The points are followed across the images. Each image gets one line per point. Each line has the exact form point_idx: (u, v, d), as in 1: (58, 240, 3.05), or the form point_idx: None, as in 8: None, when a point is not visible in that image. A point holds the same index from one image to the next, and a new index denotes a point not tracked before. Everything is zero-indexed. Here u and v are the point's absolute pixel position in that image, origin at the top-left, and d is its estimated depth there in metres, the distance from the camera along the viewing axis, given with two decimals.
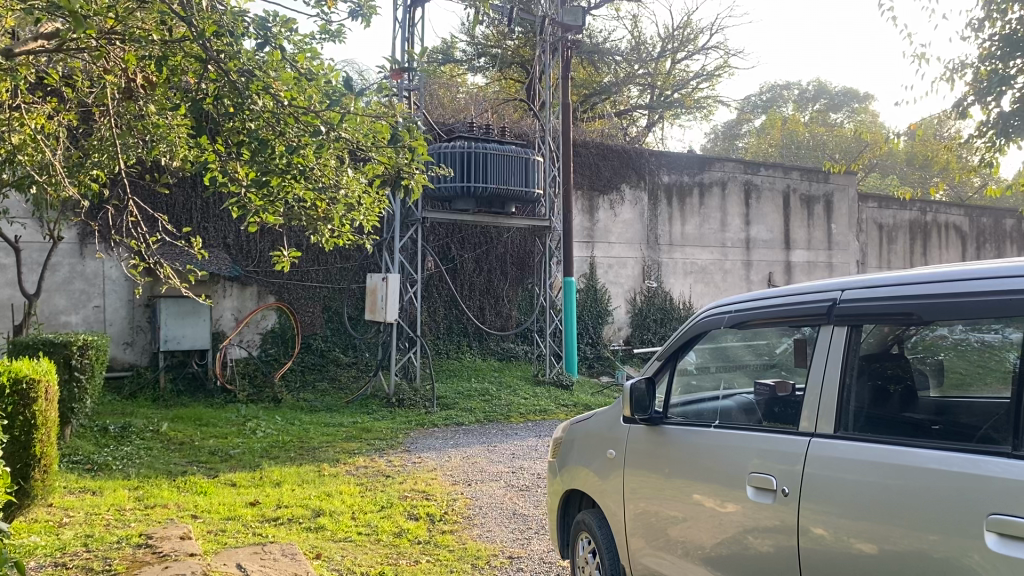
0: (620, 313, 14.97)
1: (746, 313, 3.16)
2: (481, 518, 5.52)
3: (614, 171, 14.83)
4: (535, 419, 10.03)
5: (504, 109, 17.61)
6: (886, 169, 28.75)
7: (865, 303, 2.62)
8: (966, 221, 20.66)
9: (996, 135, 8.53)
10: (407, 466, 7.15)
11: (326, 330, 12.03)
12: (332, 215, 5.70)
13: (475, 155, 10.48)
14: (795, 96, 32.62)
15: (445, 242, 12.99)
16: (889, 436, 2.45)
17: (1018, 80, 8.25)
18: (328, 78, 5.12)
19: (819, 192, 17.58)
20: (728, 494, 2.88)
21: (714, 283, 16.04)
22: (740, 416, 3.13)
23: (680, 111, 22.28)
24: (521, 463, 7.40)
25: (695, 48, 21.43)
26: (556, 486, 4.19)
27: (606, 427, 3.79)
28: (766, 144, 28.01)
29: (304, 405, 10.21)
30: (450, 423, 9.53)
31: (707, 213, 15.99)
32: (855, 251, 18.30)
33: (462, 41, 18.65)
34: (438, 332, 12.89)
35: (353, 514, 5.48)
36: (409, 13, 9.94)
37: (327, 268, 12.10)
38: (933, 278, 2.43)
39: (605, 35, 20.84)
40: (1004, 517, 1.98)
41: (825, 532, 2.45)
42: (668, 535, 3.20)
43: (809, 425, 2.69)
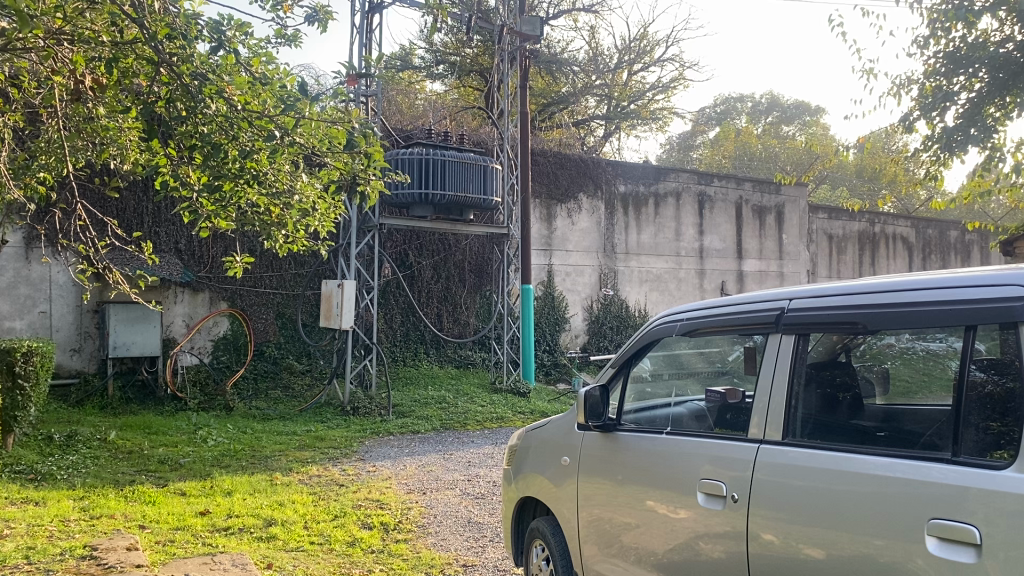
0: (577, 321, 15.05)
1: (697, 320, 3.21)
2: (436, 526, 5.50)
3: (571, 180, 14.92)
4: (492, 426, 10.02)
5: (461, 116, 17.64)
6: (837, 181, 29.32)
7: (813, 312, 2.68)
8: (912, 233, 21.16)
9: (940, 149, 8.76)
10: (362, 475, 7.09)
11: (280, 338, 11.89)
12: (285, 220, 5.71)
13: (433, 163, 10.46)
14: (748, 109, 33.17)
15: (402, 249, 12.95)
16: (836, 442, 2.50)
17: (961, 96, 8.49)
18: (283, 83, 5.21)
19: (770, 203, 17.89)
20: (680, 501, 2.91)
21: (668, 291, 16.21)
22: (692, 422, 3.18)
23: (637, 122, 22.47)
24: (476, 471, 7.39)
25: (651, 60, 21.79)
26: (511, 494, 4.19)
27: (561, 434, 3.80)
28: (720, 156, 28.40)
29: (257, 413, 10.06)
30: (406, 431, 9.48)
31: (662, 223, 16.15)
32: (806, 261, 18.63)
33: (420, 48, 18.64)
34: (395, 339, 12.81)
35: (305, 523, 5.42)
36: (366, 19, 9.90)
37: (281, 274, 11.97)
38: (879, 289, 2.48)
39: (562, 46, 20.99)
40: (945, 522, 2.04)
41: (774, 537, 2.49)
42: (621, 541, 3.22)
43: (758, 432, 2.74)
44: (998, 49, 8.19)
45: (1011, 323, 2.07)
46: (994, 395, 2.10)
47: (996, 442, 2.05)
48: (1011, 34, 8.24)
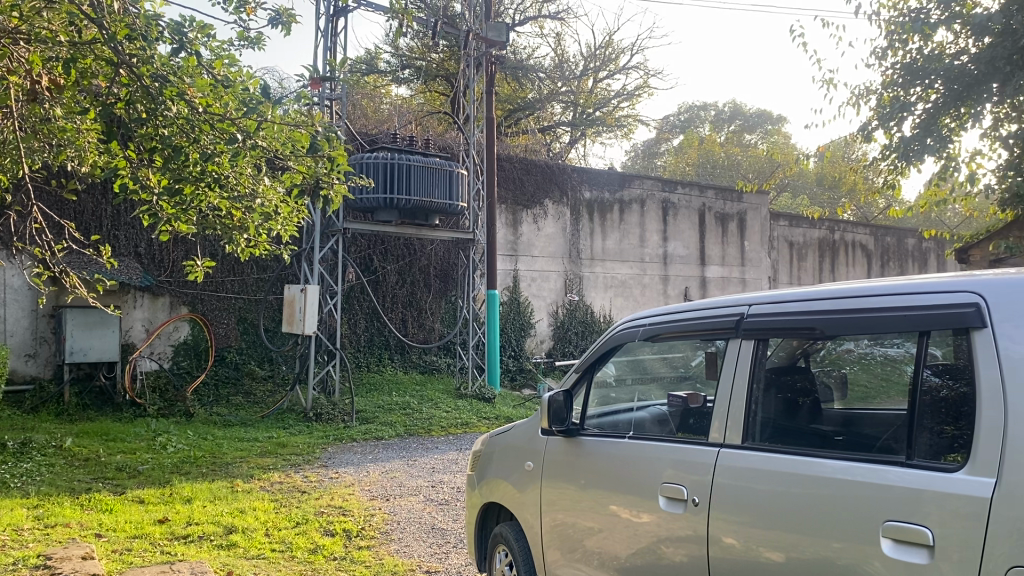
0: (542, 326, 15.08)
1: (659, 325, 3.23)
2: (399, 533, 5.47)
3: (537, 186, 14.95)
4: (456, 432, 9.99)
5: (427, 121, 17.60)
6: (798, 189, 29.73)
7: (772, 318, 2.71)
8: (871, 240, 21.51)
9: (898, 158, 8.93)
10: (324, 481, 7.03)
11: (241, 343, 11.75)
12: (247, 223, 5.65)
13: (398, 167, 10.42)
14: (712, 117, 33.57)
15: (367, 254, 12.86)
16: (794, 445, 2.54)
17: (918, 107, 8.67)
18: (245, 86, 5.12)
19: (732, 211, 18.09)
20: (642, 505, 2.93)
21: (633, 297, 16.31)
22: (652, 426, 3.20)
23: (602, 129, 22.60)
24: (440, 477, 7.36)
25: (616, 68, 21.99)
26: (474, 500, 4.18)
27: (524, 440, 3.80)
28: (684, 163, 28.65)
29: (217, 420, 9.92)
30: (370, 437, 9.42)
31: (627, 229, 16.25)
32: (767, 267, 18.86)
33: (386, 53, 18.57)
34: (359, 344, 12.72)
35: (267, 530, 5.36)
36: (331, 23, 9.85)
37: (243, 279, 11.84)
38: (837, 295, 2.53)
39: (528, 52, 21.04)
40: (899, 524, 2.08)
41: (734, 541, 2.51)
42: (584, 546, 3.23)
43: (718, 436, 2.77)
44: (954, 61, 8.35)
45: (964, 329, 2.12)
46: (947, 399, 2.14)
47: (950, 445, 2.09)
48: (964, 47, 8.44)
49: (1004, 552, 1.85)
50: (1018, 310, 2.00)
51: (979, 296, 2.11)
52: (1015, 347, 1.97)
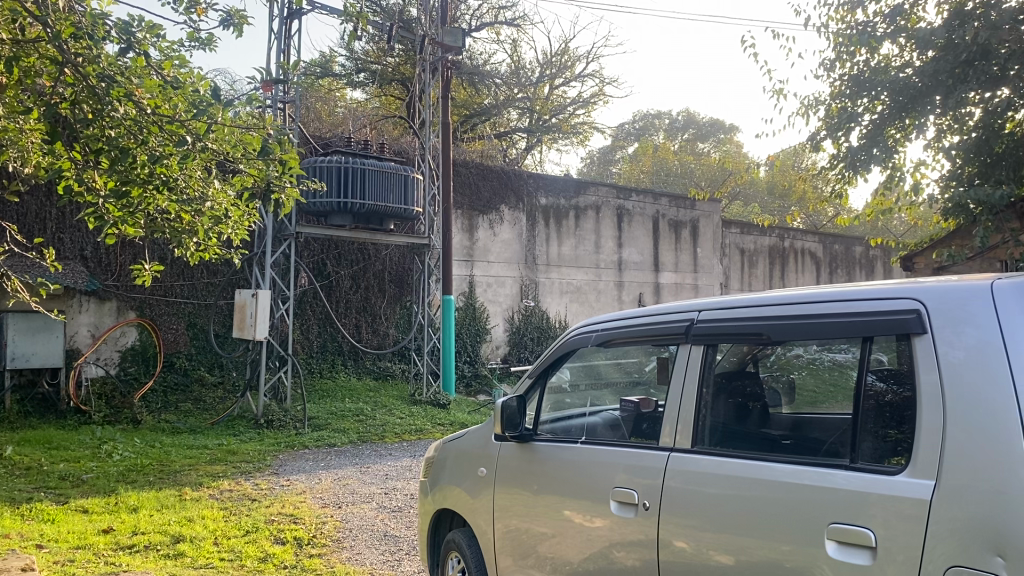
0: (497, 332, 15.08)
1: (611, 331, 3.25)
2: (351, 540, 5.42)
3: (493, 192, 14.96)
4: (410, 439, 9.93)
5: (383, 125, 17.52)
6: (749, 198, 30.20)
7: (720, 324, 2.75)
8: (820, 248, 21.92)
9: (845, 167, 9.15)
10: (275, 489, 6.93)
11: (191, 348, 11.56)
12: (196, 226, 5.62)
13: (352, 171, 10.34)
14: (665, 126, 33.93)
15: (320, 258, 12.72)
16: (743, 449, 2.57)
17: (865, 117, 8.88)
18: (195, 88, 5.05)
19: (685, 218, 18.29)
20: (595, 509, 2.94)
21: (588, 303, 16.42)
22: (606, 432, 3.24)
23: (558, 136, 22.71)
24: (394, 484, 7.31)
25: (572, 75, 22.14)
26: (427, 506, 4.16)
27: (477, 446, 3.79)
28: (638, 171, 28.92)
29: (166, 426, 9.74)
30: (322, 444, 9.32)
31: (582, 235, 16.33)
32: (719, 274, 19.10)
33: (341, 56, 18.47)
34: (312, 350, 12.60)
35: (216, 539, 5.27)
36: (285, 25, 9.76)
37: (193, 284, 11.67)
38: (784, 302, 2.58)
39: (484, 58, 21.05)
40: (844, 526, 2.12)
41: (686, 544, 2.53)
42: (537, 552, 3.23)
43: (670, 440, 2.79)
44: (899, 74, 8.55)
45: (905, 335, 2.17)
46: (893, 403, 2.18)
47: (894, 449, 2.13)
48: (909, 60, 8.67)
49: (945, 551, 1.90)
50: (957, 316, 2.06)
51: (920, 304, 2.17)
52: (954, 353, 2.02)
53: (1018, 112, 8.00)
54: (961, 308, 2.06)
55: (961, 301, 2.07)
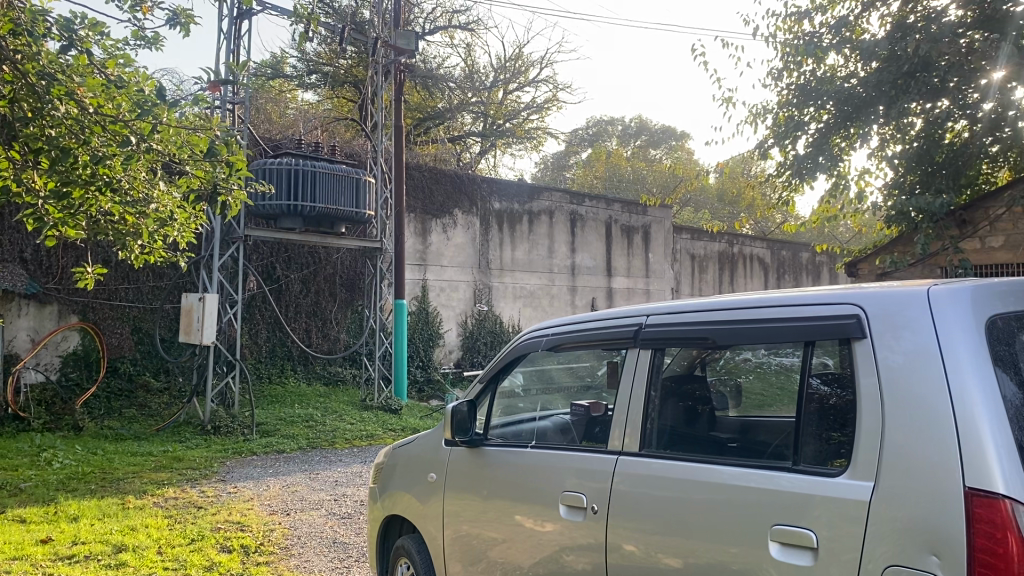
0: (450, 336, 15.05)
1: (562, 336, 3.26)
2: (300, 548, 5.35)
3: (446, 196, 14.92)
4: (361, 444, 9.85)
5: (334, 128, 17.37)
6: (700, 204, 30.61)
7: (668, 327, 2.78)
8: (767, 254, 22.29)
9: (792, 175, 9.35)
10: (222, 496, 6.81)
11: (135, 353, 11.32)
12: (140, 228, 5.54)
13: (303, 173, 10.22)
14: (618, 132, 34.21)
15: (269, 261, 12.57)
16: (690, 452, 2.60)
17: (811, 126, 9.08)
18: (140, 87, 4.97)
19: (637, 224, 18.46)
20: (546, 513, 2.95)
21: (541, 307, 16.48)
22: (556, 436, 3.24)
23: (512, 141, 22.77)
24: (343, 490, 7.23)
25: (525, 80, 22.20)
26: (376, 513, 4.12)
27: (427, 451, 3.77)
28: (591, 177, 29.12)
29: (109, 433, 9.52)
30: (271, 450, 9.19)
31: (536, 240, 16.37)
32: (670, 279, 19.31)
33: (293, 57, 18.29)
34: (260, 355, 12.42)
35: (159, 548, 5.16)
36: (234, 25, 9.62)
37: (138, 287, 11.44)
38: (729, 307, 2.61)
39: (438, 62, 20.99)
40: (787, 528, 2.16)
41: (635, 548, 2.55)
42: (488, 557, 3.22)
43: (618, 444, 2.81)
44: (844, 84, 8.73)
45: (846, 339, 2.22)
46: (837, 406, 2.22)
47: (837, 451, 2.17)
48: (854, 71, 8.87)
49: (884, 551, 1.94)
50: (896, 321, 2.10)
51: (860, 309, 2.22)
52: (894, 357, 2.07)
53: (958, 122, 8.24)
54: (901, 313, 2.11)
55: (900, 307, 2.12)
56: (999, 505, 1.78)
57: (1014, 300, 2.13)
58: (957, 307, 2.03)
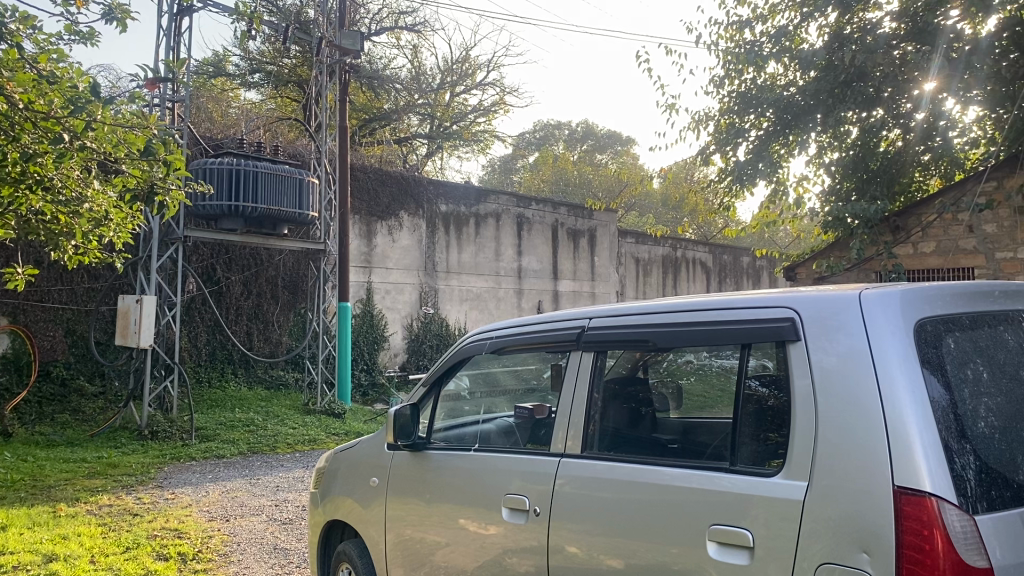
0: (396, 339, 14.97)
1: (507, 338, 3.26)
2: (239, 554, 5.26)
3: (392, 198, 14.82)
4: (303, 449, 9.73)
5: (277, 127, 17.11)
6: (645, 208, 30.95)
7: (610, 330, 2.81)
8: (710, 258, 22.62)
9: (733, 181, 9.52)
10: (159, 503, 6.65)
11: (69, 357, 10.99)
12: (74, 228, 5.43)
13: (244, 173, 10.05)
14: (564, 136, 34.42)
15: (209, 263, 12.32)
16: (630, 454, 2.63)
17: (752, 133, 9.26)
18: (73, 83, 4.84)
19: (583, 227, 18.58)
20: (489, 517, 2.95)
21: (487, 310, 16.50)
22: (499, 439, 3.23)
23: (459, 143, 22.73)
24: (285, 496, 7.12)
25: (473, 83, 22.20)
26: (318, 518, 4.07)
27: (369, 455, 3.73)
28: (537, 180, 29.23)
29: (39, 439, 9.21)
30: (210, 456, 9.02)
31: (483, 243, 16.37)
32: (615, 282, 19.48)
33: (235, 55, 18.01)
34: (200, 359, 12.18)
35: (92, 557, 5.01)
36: (174, 22, 9.43)
37: (72, 288, 11.12)
38: (671, 310, 2.64)
39: (384, 63, 20.84)
40: (724, 528, 2.19)
41: (577, 550, 2.57)
42: (431, 560, 3.21)
43: (561, 446, 2.83)
44: (783, 93, 8.90)
45: (781, 342, 2.27)
46: (774, 407, 2.26)
47: (774, 451, 2.21)
48: (793, 80, 9.06)
49: (817, 550, 1.98)
50: (830, 323, 2.16)
51: (795, 312, 2.27)
52: (827, 359, 2.12)
53: (892, 131, 8.51)
54: (834, 316, 2.16)
55: (833, 310, 2.17)
56: (927, 502, 1.84)
57: (943, 303, 2.19)
58: (888, 310, 2.08)
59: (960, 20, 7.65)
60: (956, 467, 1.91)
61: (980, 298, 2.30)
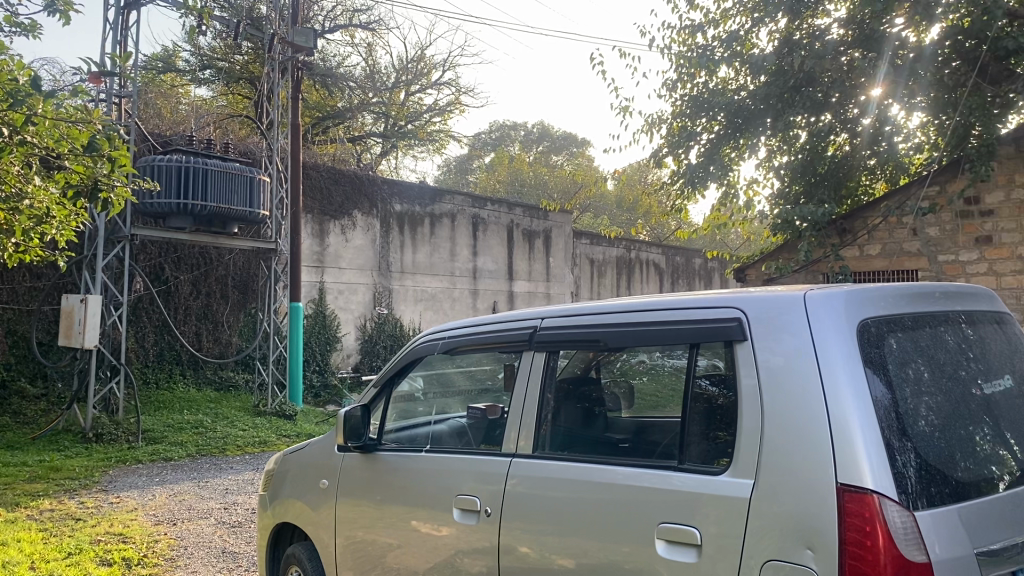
0: (349, 340, 14.85)
1: (459, 339, 3.25)
2: (186, 559, 5.18)
3: (345, 197, 14.67)
4: (253, 451, 9.61)
5: (227, 124, 16.85)
6: (600, 210, 31.16)
7: (562, 331, 2.82)
8: (663, 259, 22.85)
9: (686, 183, 9.63)
10: (103, 507, 6.51)
11: (9, 358, 10.70)
12: (14, 224, 5.30)
13: (193, 171, 9.89)
14: (520, 137, 34.49)
15: (157, 262, 12.10)
16: (580, 453, 2.64)
17: (704, 136, 9.36)
18: (12, 75, 4.72)
19: (539, 228, 18.62)
20: (441, 518, 2.94)
21: (442, 310, 16.46)
22: (450, 439, 3.21)
23: (414, 142, 22.63)
24: (235, 498, 7.01)
25: (428, 82, 22.11)
26: (266, 521, 4.01)
27: (319, 457, 3.68)
28: (493, 180, 29.22)
29: None
30: (157, 458, 8.85)
31: (438, 243, 16.31)
32: (570, 283, 19.57)
33: (185, 50, 17.69)
34: (147, 360, 11.95)
35: (32, 563, 4.88)
36: (121, 15, 9.23)
37: (13, 287, 10.84)
38: (623, 310, 2.66)
39: (338, 60, 20.66)
40: (673, 527, 2.21)
41: (530, 549, 2.58)
42: (383, 562, 3.19)
43: (512, 446, 2.83)
44: (734, 97, 9.03)
45: (729, 342, 2.29)
46: (723, 407, 2.27)
47: (723, 449, 2.23)
48: (744, 84, 9.18)
49: (763, 547, 2.01)
50: (776, 323, 2.19)
51: (742, 312, 2.30)
52: (773, 358, 2.15)
53: (839, 136, 8.70)
54: (781, 316, 2.19)
55: (779, 310, 2.21)
56: (869, 499, 1.88)
57: (886, 303, 2.24)
58: (832, 311, 2.12)
59: (906, 27, 7.82)
60: (897, 464, 1.95)
61: (921, 299, 2.35)
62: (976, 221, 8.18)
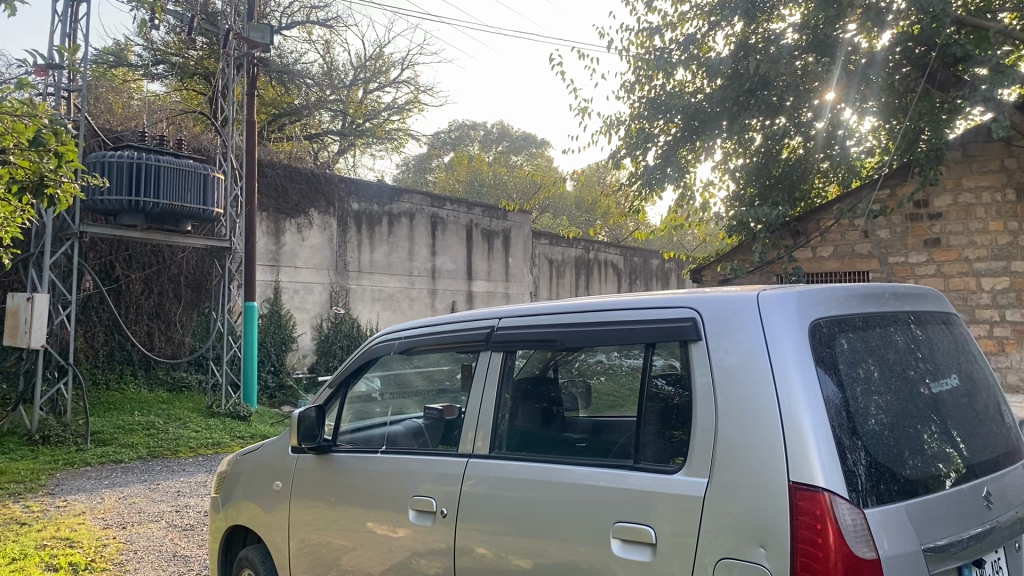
0: (305, 340, 14.71)
1: (416, 339, 3.23)
2: (136, 563, 5.07)
3: (301, 195, 14.52)
4: (206, 453, 9.47)
5: (181, 120, 16.55)
6: (559, 211, 31.27)
7: (519, 330, 2.81)
8: (621, 260, 23.02)
9: (642, 185, 9.70)
10: (49, 511, 6.34)
11: None
12: None
13: (145, 168, 9.71)
14: (480, 136, 34.43)
15: (108, 260, 11.88)
16: (536, 452, 2.65)
17: (661, 138, 9.44)
18: None
19: (498, 228, 18.61)
20: (397, 519, 2.91)
21: (400, 310, 16.37)
22: (408, 440, 3.19)
23: (372, 141, 22.46)
24: (187, 501, 6.90)
25: (386, 81, 21.96)
26: (218, 523, 3.95)
27: (273, 458, 3.63)
28: (452, 180, 29.14)
29: None
30: (106, 461, 8.67)
31: (396, 242, 16.22)
32: (529, 283, 19.60)
33: (138, 45, 17.35)
34: (96, 359, 11.70)
35: None
36: (70, 8, 9.01)
37: None
38: (580, 310, 2.66)
39: (295, 57, 20.42)
40: (629, 525, 2.22)
41: (486, 551, 2.57)
42: (338, 564, 3.15)
43: (469, 446, 2.82)
44: (691, 100, 9.12)
45: (684, 341, 2.31)
46: (679, 406, 2.29)
47: (678, 448, 2.24)
48: (700, 87, 9.27)
49: (716, 545, 2.03)
50: (730, 323, 2.21)
51: (696, 312, 2.32)
52: (727, 357, 2.17)
53: (793, 139, 8.83)
54: (735, 315, 2.21)
55: (733, 311, 2.23)
56: (819, 497, 1.91)
57: (837, 304, 2.27)
58: (784, 310, 2.15)
59: (858, 33, 7.97)
60: (847, 462, 1.98)
61: (871, 299, 2.39)
62: (925, 224, 8.36)
